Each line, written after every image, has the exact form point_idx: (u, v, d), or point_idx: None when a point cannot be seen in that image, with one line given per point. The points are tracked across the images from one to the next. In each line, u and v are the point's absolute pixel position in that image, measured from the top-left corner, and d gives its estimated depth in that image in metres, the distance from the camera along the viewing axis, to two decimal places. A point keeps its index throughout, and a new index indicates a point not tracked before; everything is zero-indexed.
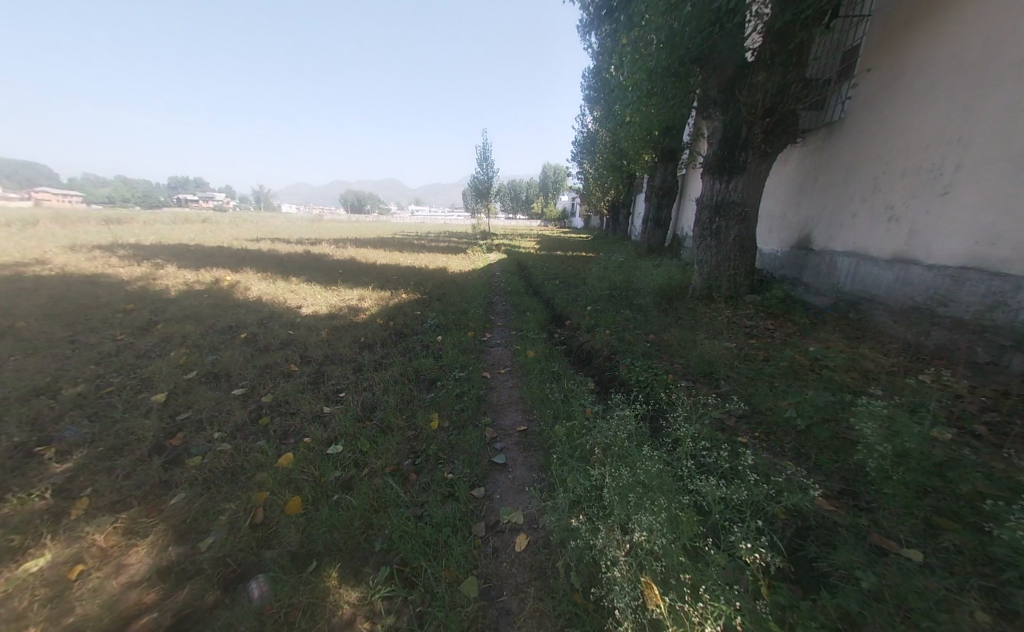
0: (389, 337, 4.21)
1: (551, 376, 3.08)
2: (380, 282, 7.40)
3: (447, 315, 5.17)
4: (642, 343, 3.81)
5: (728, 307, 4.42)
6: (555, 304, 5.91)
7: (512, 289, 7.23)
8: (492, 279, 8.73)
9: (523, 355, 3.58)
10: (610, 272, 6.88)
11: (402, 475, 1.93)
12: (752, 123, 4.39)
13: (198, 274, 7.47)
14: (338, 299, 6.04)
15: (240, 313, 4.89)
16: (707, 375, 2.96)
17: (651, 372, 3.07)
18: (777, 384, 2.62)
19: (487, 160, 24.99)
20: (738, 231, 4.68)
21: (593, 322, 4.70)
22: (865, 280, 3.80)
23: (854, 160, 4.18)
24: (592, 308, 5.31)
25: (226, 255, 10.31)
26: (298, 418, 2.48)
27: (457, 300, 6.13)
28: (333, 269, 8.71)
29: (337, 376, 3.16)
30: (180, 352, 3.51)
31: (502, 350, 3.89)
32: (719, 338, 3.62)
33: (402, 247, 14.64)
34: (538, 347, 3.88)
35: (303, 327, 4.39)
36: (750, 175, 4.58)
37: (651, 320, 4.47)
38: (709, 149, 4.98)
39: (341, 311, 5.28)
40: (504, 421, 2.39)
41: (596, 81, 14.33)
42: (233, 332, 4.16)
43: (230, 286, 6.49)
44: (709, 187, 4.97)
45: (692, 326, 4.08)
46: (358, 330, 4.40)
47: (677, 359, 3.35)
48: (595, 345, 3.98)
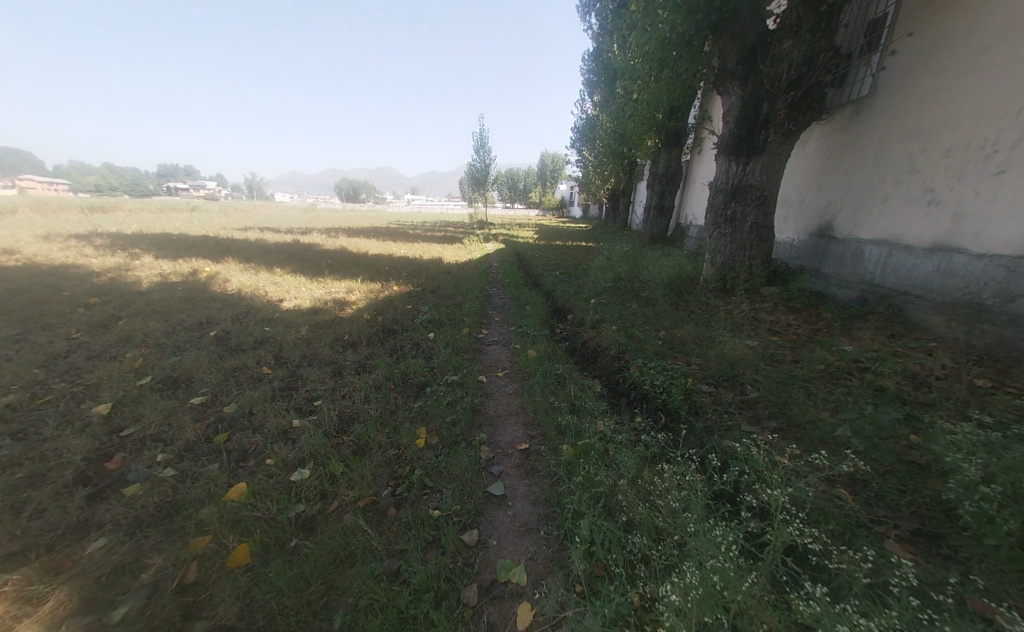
0: (375, 335, 3.83)
1: (555, 381, 2.73)
2: (370, 273, 6.98)
3: (440, 309, 4.79)
4: (654, 341, 3.46)
5: (747, 300, 4.05)
6: (556, 297, 5.53)
7: (510, 280, 6.85)
8: (490, 270, 8.33)
9: (523, 356, 3.21)
10: (614, 262, 6.49)
11: (378, 510, 1.58)
12: (774, 97, 3.88)
13: (176, 265, 7.01)
14: (324, 291, 5.65)
15: (214, 308, 4.49)
16: (731, 379, 2.62)
17: (668, 377, 2.72)
18: (814, 392, 2.28)
19: (483, 147, 24.27)
20: (755, 218, 4.29)
21: (598, 318, 4.33)
22: (898, 272, 3.43)
23: (886, 137, 3.71)
24: (596, 301, 4.96)
25: (210, 245, 9.81)
26: (262, 435, 2.11)
27: (451, 293, 5.73)
28: (322, 260, 8.27)
29: (313, 381, 2.79)
30: (138, 354, 3.12)
31: (500, 349, 3.52)
32: (740, 335, 3.27)
33: (396, 236, 14.13)
34: (540, 346, 3.51)
35: (282, 324, 4.01)
36: (770, 155, 4.11)
37: (662, 315, 4.11)
38: (724, 128, 4.49)
39: (326, 305, 4.89)
40: (501, 438, 2.04)
41: (596, 63, 13.74)
42: (203, 330, 3.76)
43: (209, 278, 6.06)
44: (724, 169, 4.48)
45: (709, 321, 3.73)
46: (341, 327, 4.02)
47: (695, 359, 3.00)
48: (602, 344, 3.63)
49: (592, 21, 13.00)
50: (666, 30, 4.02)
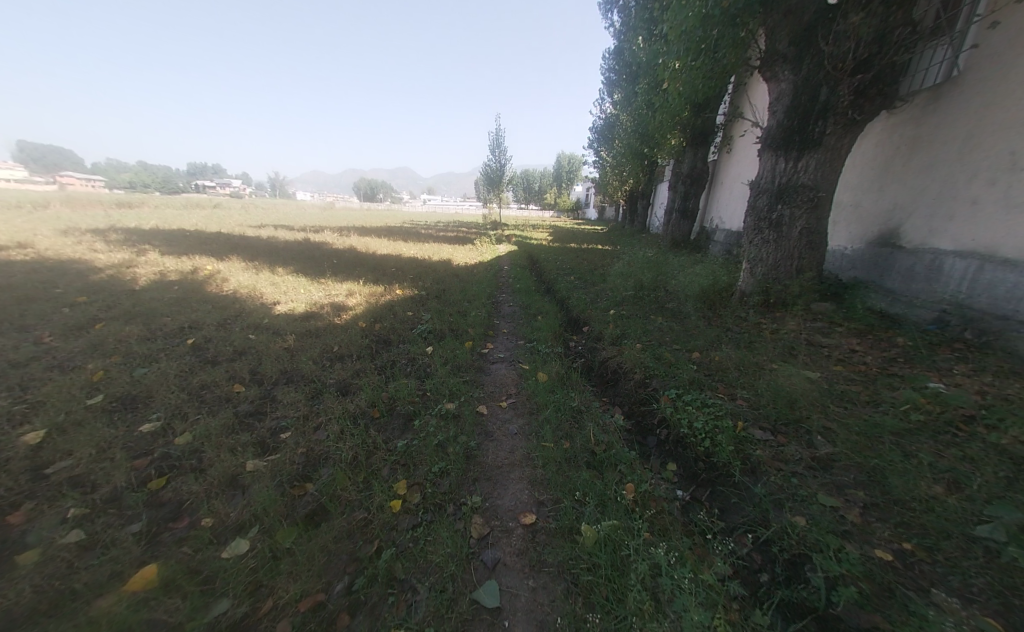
0: (367, 347, 3.43)
1: (570, 417, 2.24)
2: (375, 274, 6.66)
3: (443, 317, 4.38)
4: (688, 366, 2.93)
5: (796, 318, 3.47)
6: (570, 307, 5.06)
7: (521, 285, 6.41)
8: (500, 273, 7.90)
9: (532, 380, 2.74)
10: (635, 269, 5.97)
11: (322, 620, 1.14)
12: (836, 81, 3.27)
13: (180, 262, 6.87)
14: (323, 294, 5.32)
15: (202, 311, 4.20)
16: (794, 424, 2.08)
17: (711, 418, 2.20)
18: (915, 453, 1.72)
19: (499, 147, 23.95)
20: (806, 223, 3.70)
21: (619, 334, 3.82)
22: (993, 291, 2.78)
23: (977, 126, 3.02)
24: (615, 313, 4.47)
25: (220, 242, 9.74)
26: (207, 482, 1.72)
27: (457, 299, 5.32)
28: (328, 259, 8.03)
29: (286, 405, 2.39)
30: (102, 364, 2.81)
31: (506, 368, 3.05)
32: (796, 364, 2.71)
33: (407, 236, 13.85)
34: (551, 367, 3.03)
35: (268, 331, 3.66)
36: (828, 150, 3.49)
37: (694, 333, 3.57)
38: (770, 119, 3.89)
39: (321, 310, 4.54)
40: (500, 503, 1.57)
41: (617, 59, 13.16)
42: (183, 336, 3.45)
43: (208, 276, 5.85)
44: (769, 166, 3.89)
45: (751, 343, 3.18)
46: (332, 337, 3.63)
47: (743, 393, 2.45)
48: (626, 367, 3.14)
49: (615, 14, 12.44)
50: (706, 7, 3.48)
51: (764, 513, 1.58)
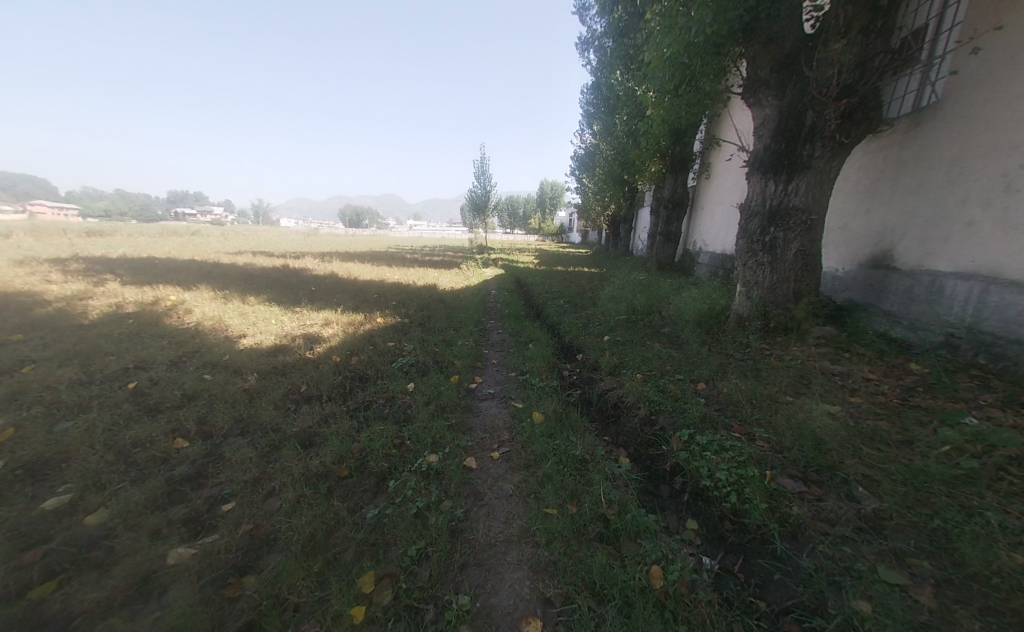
0: (339, 387, 3.05)
1: (574, 470, 1.93)
2: (356, 301, 6.33)
3: (426, 348, 4.05)
4: (696, 400, 2.69)
5: (799, 345, 3.35)
6: (562, 333, 4.83)
7: (509, 310, 6.18)
8: (487, 298, 7.69)
9: (526, 422, 2.41)
10: (626, 292, 5.86)
11: None
12: (821, 106, 3.38)
13: (142, 292, 6.37)
14: (297, 324, 4.94)
15: (155, 347, 3.75)
16: (829, 472, 1.86)
17: (735, 464, 1.97)
18: (980, 512, 1.48)
19: (484, 175, 24.56)
20: (800, 245, 3.68)
21: (617, 364, 3.57)
22: (1002, 314, 2.69)
23: (962, 150, 3.09)
24: (610, 339, 4.26)
25: (191, 270, 9.27)
26: (108, 586, 1.30)
27: (442, 327, 5.01)
28: (306, 286, 7.65)
29: (235, 466, 1.99)
30: (14, 418, 2.35)
31: (497, 407, 2.72)
32: (811, 399, 2.52)
33: (391, 261, 13.61)
34: (547, 404, 2.72)
35: (228, 371, 3.25)
36: (816, 173, 3.53)
37: (696, 363, 3.37)
38: (757, 143, 3.97)
39: (292, 342, 4.15)
40: (493, 603, 1.22)
41: (596, 94, 13.87)
42: (125, 379, 3.00)
43: (170, 308, 5.40)
44: (759, 189, 3.91)
45: (759, 374, 3.00)
46: (301, 375, 3.24)
47: (763, 432, 2.24)
48: (629, 402, 2.87)
49: (591, 53, 13.27)
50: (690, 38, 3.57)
51: (821, 596, 1.29)
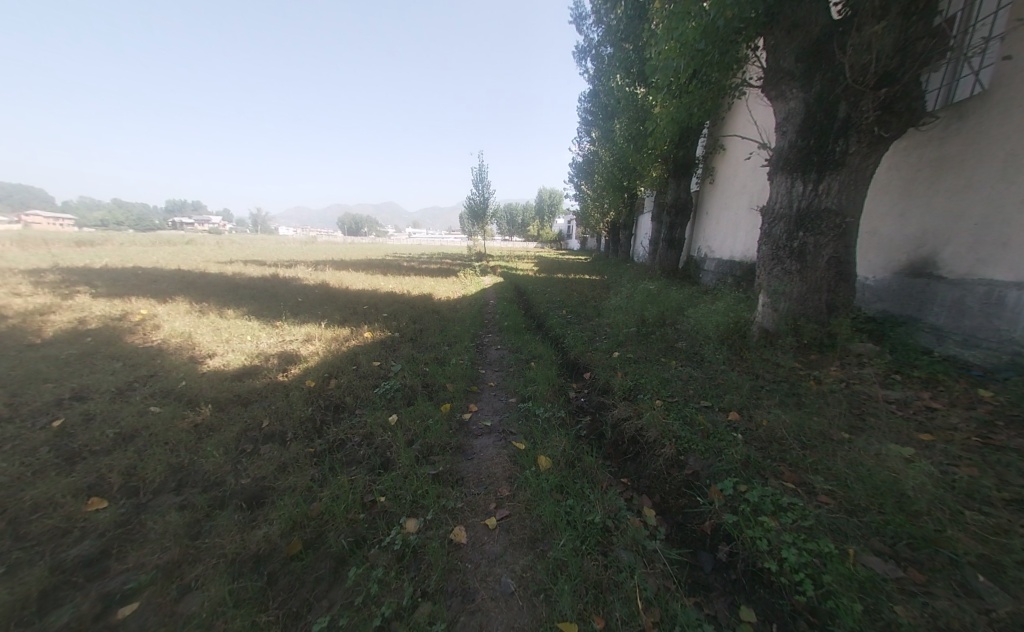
0: (308, 421, 2.58)
1: (595, 548, 1.47)
2: (343, 314, 5.87)
3: (416, 368, 3.60)
4: (731, 438, 2.25)
5: (838, 368, 2.95)
6: (567, 349, 4.41)
7: (508, 322, 5.77)
8: (485, 308, 7.29)
9: (531, 470, 1.96)
10: (633, 302, 5.46)
11: None
12: (857, 96, 3.02)
13: (113, 306, 5.89)
14: (276, 341, 4.50)
15: (106, 371, 3.29)
16: (930, 550, 1.44)
17: (802, 534, 1.54)
18: None
19: (482, 183, 24.39)
20: (834, 251, 3.29)
21: (632, 388, 3.14)
22: None
23: (1020, 144, 2.74)
24: (620, 357, 3.84)
25: (174, 280, 8.79)
26: None
27: (434, 343, 4.56)
28: (293, 297, 7.21)
29: (153, 543, 1.52)
30: None
31: (495, 447, 2.28)
32: (875, 442, 2.09)
33: (386, 269, 13.26)
34: (555, 442, 2.27)
35: (180, 402, 2.77)
36: (851, 172, 3.17)
37: (724, 387, 2.93)
38: (780, 139, 3.60)
39: (265, 364, 3.68)
40: None
41: (594, 102, 13.74)
42: (52, 415, 2.52)
43: (139, 323, 4.95)
44: (785, 189, 3.52)
45: (801, 403, 2.57)
46: (266, 406, 2.78)
47: (827, 487, 1.81)
48: (651, 438, 2.43)
49: (590, 62, 13.16)
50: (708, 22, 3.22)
51: None
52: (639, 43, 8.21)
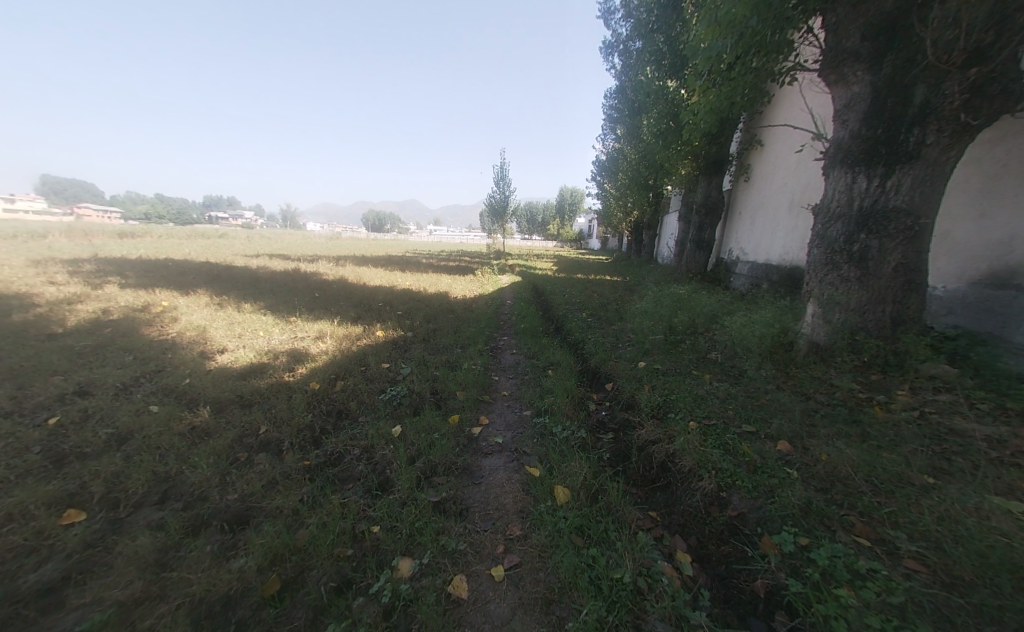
0: (307, 429, 2.41)
1: (625, 618, 1.18)
2: (357, 311, 5.78)
3: (425, 373, 3.41)
4: (784, 474, 1.91)
5: (908, 392, 2.53)
6: (587, 356, 4.12)
7: (525, 324, 5.53)
8: (502, 308, 7.07)
9: (547, 503, 1.70)
10: (659, 307, 5.09)
11: None
12: (939, 76, 2.55)
13: (137, 297, 6.01)
14: (288, 337, 4.42)
15: (116, 365, 3.26)
16: None
17: (891, 615, 1.18)
18: None
19: (501, 181, 24.18)
20: (902, 256, 2.85)
21: (661, 405, 2.81)
22: None
23: None
24: (646, 369, 3.52)
25: (201, 272, 9.02)
26: None
27: (447, 345, 4.34)
28: (310, 293, 7.20)
29: (119, 572, 1.36)
30: None
31: (507, 469, 2.03)
32: (971, 492, 1.70)
33: (405, 266, 13.25)
34: (573, 468, 1.99)
35: (180, 402, 2.68)
36: (926, 165, 2.72)
37: (769, 410, 2.57)
38: (838, 130, 3.17)
39: (272, 362, 3.57)
40: None
41: (620, 97, 13.23)
42: (52, 411, 2.46)
43: (159, 315, 5.01)
44: (845, 186, 3.08)
45: (866, 435, 2.18)
46: (266, 410, 2.63)
47: (915, 549, 1.45)
48: (685, 468, 2.11)
49: (618, 56, 12.67)
50: None
51: None
52: (672, 32, 7.72)
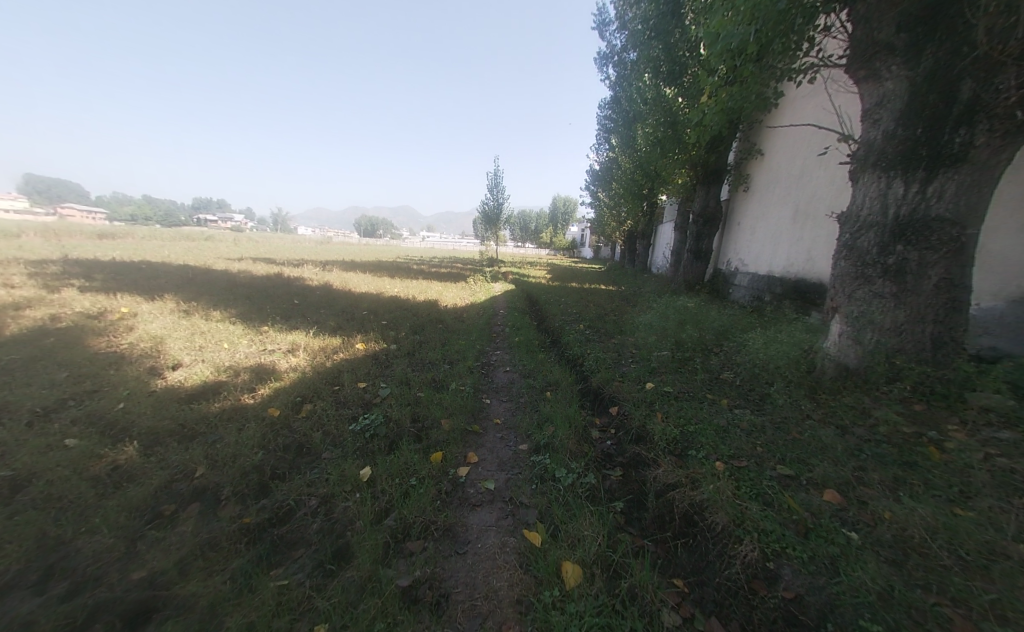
0: (256, 471, 1.97)
1: None
2: (338, 320, 5.34)
3: (407, 395, 3.00)
4: (846, 540, 1.54)
5: (963, 429, 2.19)
6: (588, 374, 3.74)
7: (520, 336, 5.16)
8: (494, 318, 6.68)
9: (555, 589, 1.30)
10: (663, 321, 4.76)
11: None
12: (991, 69, 2.26)
13: (95, 302, 5.47)
14: (256, 350, 3.96)
15: (41, 384, 2.78)
16: None
17: None
18: None
19: (496, 188, 24.02)
20: (942, 271, 2.58)
21: (678, 439, 2.43)
22: None
23: None
24: (655, 391, 3.16)
25: (174, 276, 8.47)
26: None
27: (433, 361, 3.92)
28: (289, 299, 6.72)
29: None
30: None
31: (501, 529, 1.62)
32: None
33: (394, 272, 12.79)
34: (585, 531, 1.60)
35: (106, 433, 2.22)
36: (974, 168, 2.44)
37: (804, 449, 2.21)
38: (870, 130, 2.92)
39: (231, 380, 3.11)
40: None
41: (616, 107, 13.19)
42: None
43: (113, 322, 4.50)
44: (879, 191, 2.84)
45: (932, 485, 1.82)
46: (210, 444, 2.18)
47: None
48: (718, 526, 1.72)
49: (612, 67, 12.62)
50: None
51: None
52: (672, 39, 7.57)
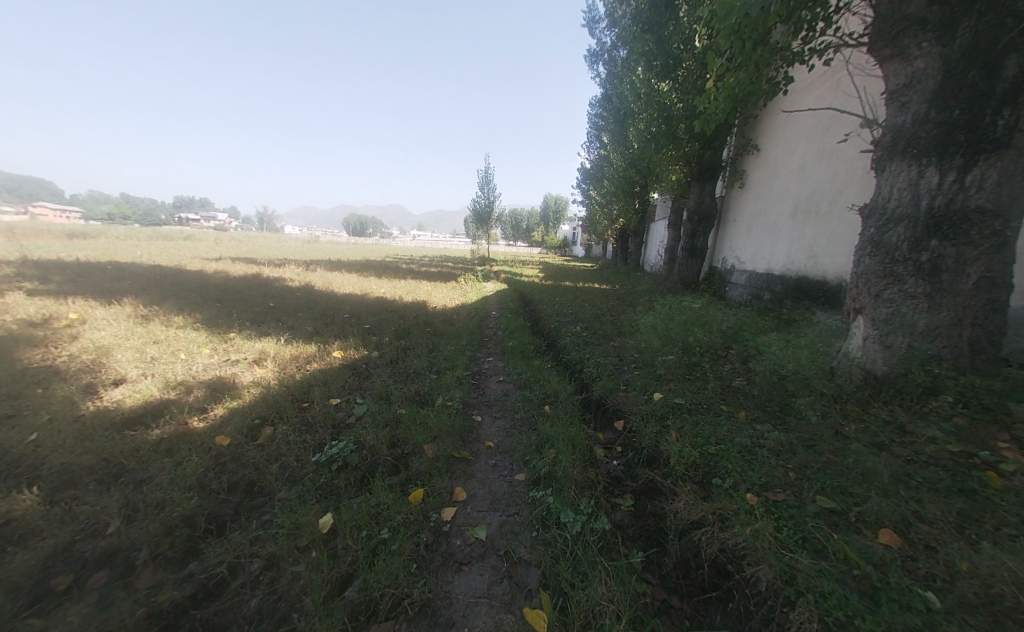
0: (186, 524, 1.57)
1: None
2: (315, 325, 4.90)
3: (385, 413, 2.62)
4: (926, 607, 1.23)
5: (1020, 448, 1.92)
6: (588, 383, 3.40)
7: (513, 340, 4.80)
8: (485, 320, 6.30)
9: None
10: (666, 323, 4.46)
11: None
12: None
13: (41, 307, 4.91)
14: (216, 361, 3.52)
15: None
16: None
17: None
18: None
19: (487, 186, 23.58)
20: (982, 268, 2.32)
21: (698, 463, 2.11)
22: None
23: None
24: (664, 403, 2.84)
25: (141, 278, 7.85)
26: None
27: (417, 372, 3.53)
28: (264, 302, 6.23)
29: None
30: None
31: (492, 602, 1.27)
32: None
33: (381, 272, 12.29)
34: (600, 600, 1.26)
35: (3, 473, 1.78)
36: (1019, 154, 2.19)
37: (843, 476, 1.91)
38: (897, 114, 2.65)
39: (180, 398, 2.68)
40: None
41: (607, 103, 12.91)
42: None
43: (55, 331, 4.00)
44: (910, 180, 2.56)
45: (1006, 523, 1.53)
46: (136, 486, 1.77)
47: None
48: (760, 583, 1.40)
49: (603, 64, 12.36)
50: None
51: None
52: (666, 32, 7.30)
